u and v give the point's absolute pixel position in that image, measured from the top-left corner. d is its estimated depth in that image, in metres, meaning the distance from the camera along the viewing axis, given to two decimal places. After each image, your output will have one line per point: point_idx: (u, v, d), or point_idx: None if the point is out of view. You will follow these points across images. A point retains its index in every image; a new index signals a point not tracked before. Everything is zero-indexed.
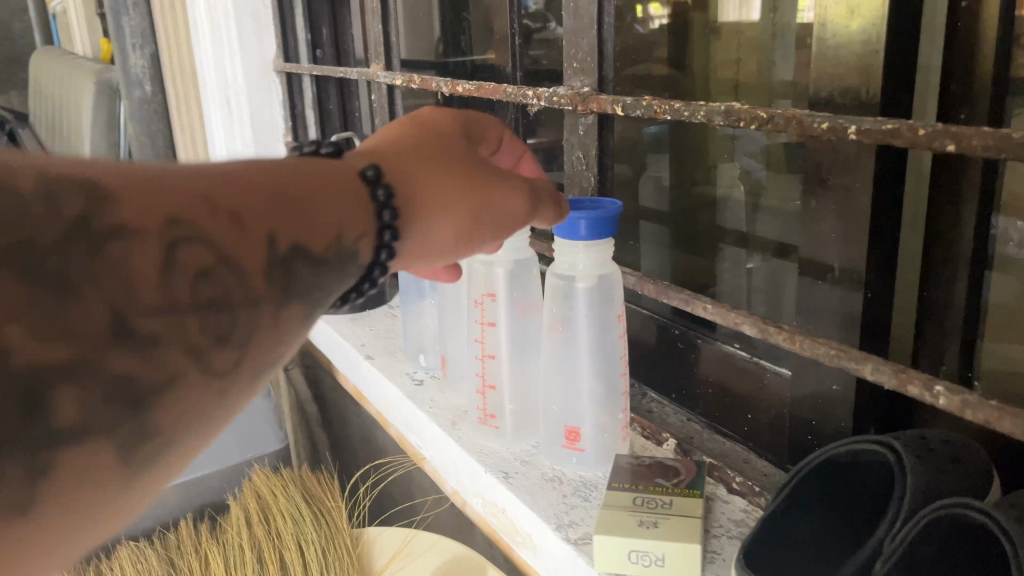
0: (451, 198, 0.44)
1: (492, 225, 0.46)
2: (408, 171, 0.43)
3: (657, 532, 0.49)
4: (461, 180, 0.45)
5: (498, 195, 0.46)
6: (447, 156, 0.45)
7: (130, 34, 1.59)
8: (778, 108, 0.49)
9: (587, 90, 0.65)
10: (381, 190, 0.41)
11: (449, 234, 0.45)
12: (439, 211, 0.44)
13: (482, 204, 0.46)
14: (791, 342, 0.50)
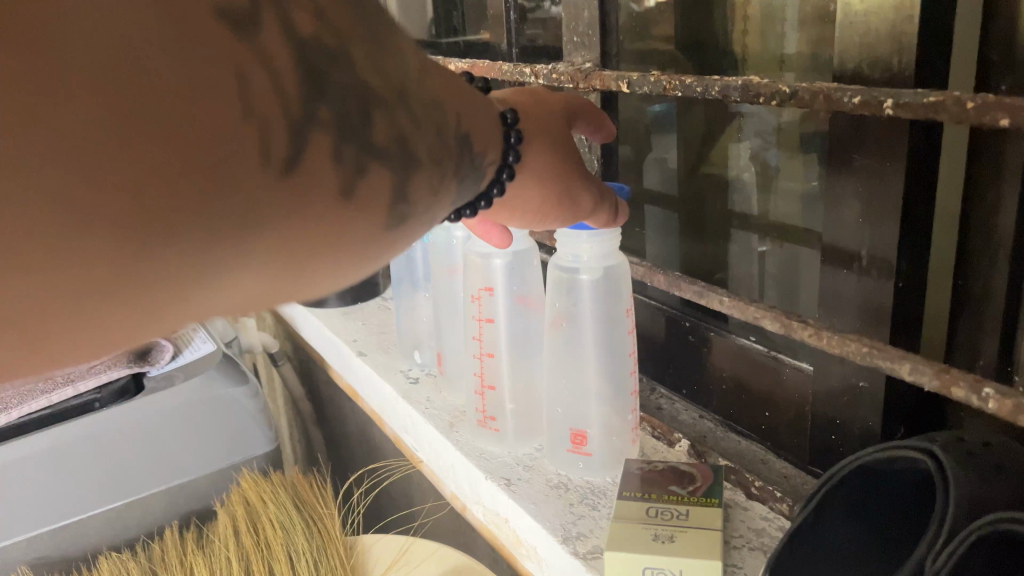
0: (549, 173, 0.43)
1: (568, 211, 0.44)
2: (533, 131, 0.42)
3: (673, 548, 0.45)
4: (558, 155, 0.43)
5: (579, 183, 0.44)
6: (554, 128, 0.44)
7: None
8: (802, 82, 0.45)
9: (588, 66, 0.61)
10: (513, 146, 0.40)
11: (524, 209, 0.43)
12: (536, 184, 0.42)
13: (566, 187, 0.44)
14: (818, 339, 0.46)
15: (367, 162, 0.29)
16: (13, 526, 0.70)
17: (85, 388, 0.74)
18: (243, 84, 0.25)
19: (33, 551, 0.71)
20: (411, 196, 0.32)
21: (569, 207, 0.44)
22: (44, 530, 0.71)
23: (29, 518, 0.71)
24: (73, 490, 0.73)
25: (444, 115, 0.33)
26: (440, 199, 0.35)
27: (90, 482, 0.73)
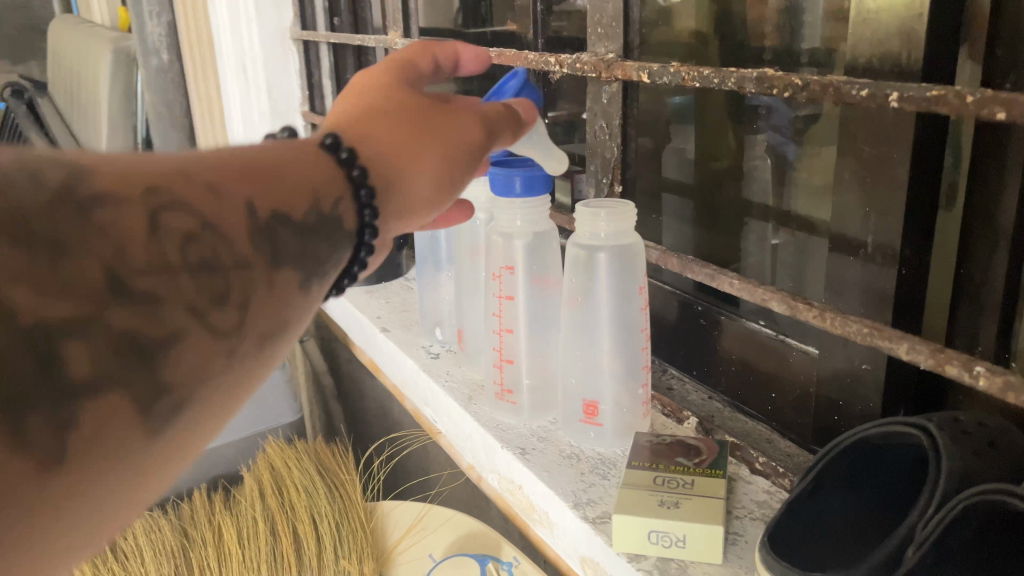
0: (424, 164, 0.44)
1: (466, 155, 0.46)
2: (377, 133, 0.43)
3: (678, 513, 0.48)
4: (432, 136, 0.44)
5: (457, 130, 0.45)
6: (416, 108, 0.44)
7: (146, 2, 1.57)
8: (813, 75, 0.47)
9: (611, 56, 0.63)
10: (349, 159, 0.40)
11: (433, 190, 0.44)
12: (418, 170, 0.44)
13: (454, 150, 0.45)
14: (822, 320, 0.48)
15: (245, 260, 0.33)
16: None
17: None
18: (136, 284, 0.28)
19: None
20: (282, 250, 0.35)
21: (465, 150, 0.46)
22: None
23: None
24: None
25: (274, 185, 0.35)
26: (329, 248, 0.38)
27: None
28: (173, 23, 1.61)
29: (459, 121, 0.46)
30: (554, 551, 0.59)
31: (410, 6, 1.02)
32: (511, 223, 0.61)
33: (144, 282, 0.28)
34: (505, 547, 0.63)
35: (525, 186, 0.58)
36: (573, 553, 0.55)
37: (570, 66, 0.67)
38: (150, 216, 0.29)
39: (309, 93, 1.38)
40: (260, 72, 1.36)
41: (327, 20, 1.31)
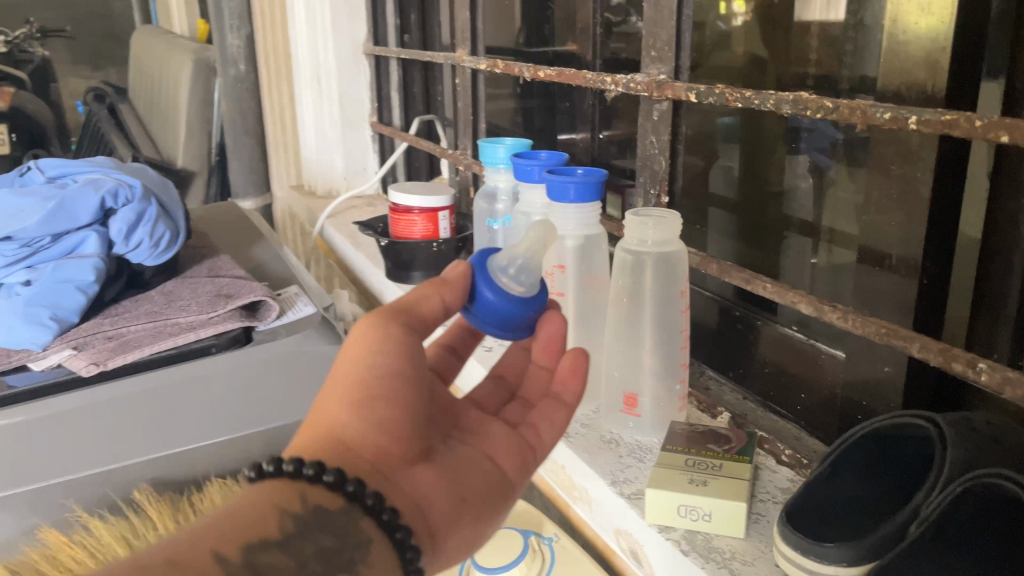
0: (355, 421, 0.44)
1: (388, 367, 0.44)
2: (309, 438, 0.44)
3: (706, 489, 0.53)
4: (340, 392, 0.44)
5: (350, 363, 0.45)
6: (324, 387, 0.46)
7: (228, 15, 1.67)
8: (844, 99, 0.52)
9: (663, 77, 0.69)
10: (276, 467, 0.42)
11: (391, 424, 0.44)
12: (358, 428, 0.44)
13: (361, 387, 0.44)
14: (844, 321, 0.53)
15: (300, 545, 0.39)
16: (134, 448, 0.80)
17: (206, 334, 0.88)
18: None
19: (148, 472, 0.81)
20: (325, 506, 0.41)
21: (384, 360, 0.44)
22: (160, 455, 0.81)
23: (148, 443, 0.81)
24: (184, 423, 0.83)
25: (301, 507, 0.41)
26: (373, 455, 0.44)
27: (198, 418, 0.83)
28: (250, 35, 1.71)
29: (348, 350, 0.45)
30: (592, 526, 0.65)
31: (478, 26, 1.08)
32: (565, 227, 0.65)
33: (263, 557, 0.38)
34: (546, 525, 0.69)
35: (577, 194, 0.62)
36: (610, 526, 0.60)
37: (625, 85, 0.73)
38: (214, 556, 0.36)
39: (377, 105, 1.47)
40: (333, 83, 1.45)
41: (397, 37, 1.38)
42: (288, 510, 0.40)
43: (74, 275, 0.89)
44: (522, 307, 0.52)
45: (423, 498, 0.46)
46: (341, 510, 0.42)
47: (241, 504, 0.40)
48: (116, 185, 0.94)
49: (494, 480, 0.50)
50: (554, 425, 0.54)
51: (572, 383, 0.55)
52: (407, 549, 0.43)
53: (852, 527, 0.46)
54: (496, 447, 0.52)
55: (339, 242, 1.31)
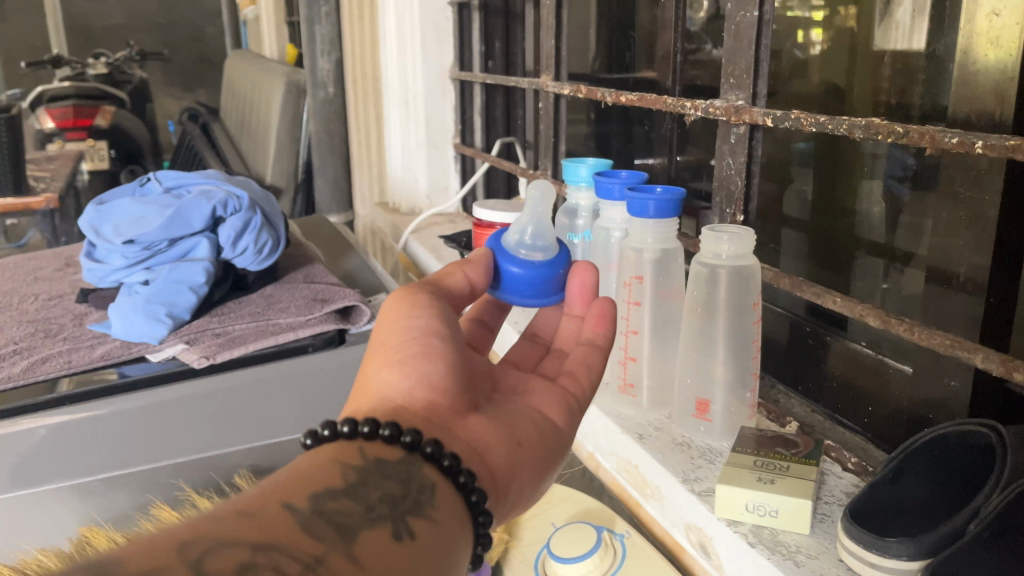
0: (400, 381, 0.50)
1: (422, 326, 0.51)
2: (361, 403, 0.50)
3: (773, 487, 0.56)
4: (380, 358, 0.51)
5: (386, 330, 0.52)
6: (366, 362, 0.52)
7: (320, 41, 1.77)
8: (914, 125, 0.55)
9: (741, 103, 0.73)
10: (332, 430, 0.46)
11: (432, 376, 0.50)
12: (404, 386, 0.49)
13: (398, 347, 0.51)
14: (910, 334, 0.56)
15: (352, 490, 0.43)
16: (238, 435, 0.87)
17: (303, 334, 0.98)
18: (285, 535, 0.38)
19: (249, 458, 0.88)
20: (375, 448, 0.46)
21: (416, 321, 0.51)
22: (263, 442, 0.89)
23: (250, 431, 0.88)
24: (281, 415, 0.90)
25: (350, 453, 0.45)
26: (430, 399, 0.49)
27: (294, 411, 0.91)
28: (340, 60, 1.81)
29: (383, 320, 0.52)
30: (661, 524, 0.70)
31: (562, 53, 1.14)
32: (643, 241, 0.69)
33: (330, 504, 0.41)
34: (619, 521, 0.73)
35: (656, 210, 0.66)
36: (681, 522, 0.64)
37: (705, 110, 0.77)
38: (281, 506, 0.40)
39: (461, 127, 1.53)
40: (420, 106, 1.52)
41: (481, 62, 1.45)
42: (350, 463, 0.45)
43: (186, 277, 0.98)
44: (554, 269, 0.60)
45: (481, 445, 0.50)
46: (401, 461, 0.46)
47: (303, 464, 0.45)
48: (227, 196, 1.02)
49: (542, 426, 0.55)
50: (590, 368, 0.60)
51: (599, 328, 0.61)
52: (470, 490, 0.47)
53: (914, 523, 0.49)
54: (541, 401, 0.57)
55: (422, 256, 1.38)
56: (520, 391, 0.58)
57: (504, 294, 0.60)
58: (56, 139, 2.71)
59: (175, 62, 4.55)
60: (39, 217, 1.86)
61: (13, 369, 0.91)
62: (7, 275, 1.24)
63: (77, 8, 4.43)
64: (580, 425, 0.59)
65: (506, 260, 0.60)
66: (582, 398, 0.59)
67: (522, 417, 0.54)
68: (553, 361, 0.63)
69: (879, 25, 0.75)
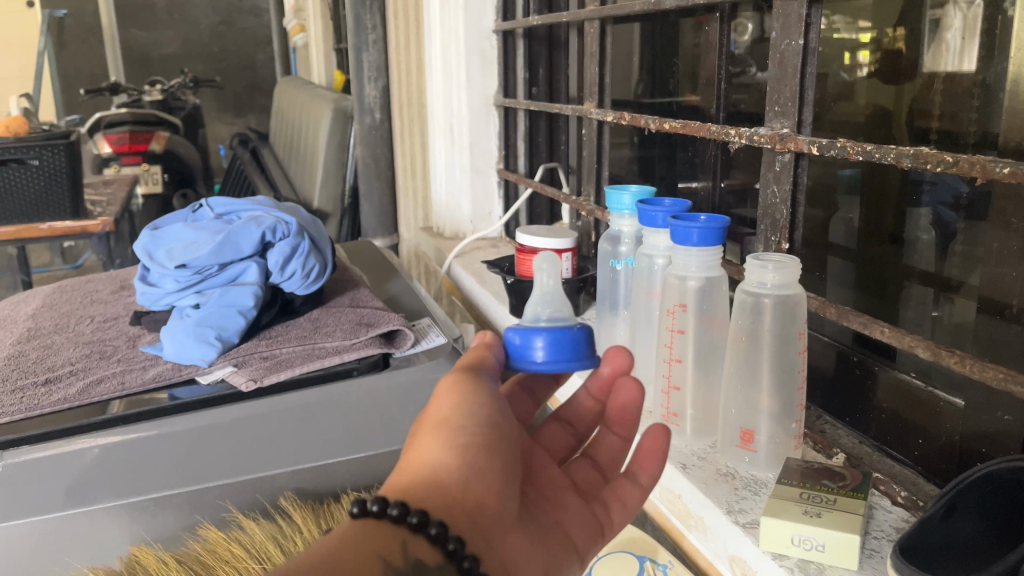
0: (457, 468, 0.47)
1: (484, 416, 0.49)
2: (405, 477, 0.47)
3: (820, 521, 0.55)
4: (436, 433, 0.48)
5: (446, 405, 0.49)
6: (416, 431, 0.49)
7: (367, 68, 1.80)
8: (964, 154, 0.55)
9: (786, 131, 0.73)
10: (380, 508, 0.44)
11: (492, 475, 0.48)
12: (461, 474, 0.46)
13: (459, 431, 0.48)
14: (962, 366, 0.55)
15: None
16: (281, 458, 0.88)
17: (349, 359, 0.99)
18: None
19: (295, 480, 0.89)
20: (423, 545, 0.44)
21: (480, 408, 0.49)
22: (304, 466, 0.89)
23: (294, 453, 0.89)
24: (324, 440, 0.91)
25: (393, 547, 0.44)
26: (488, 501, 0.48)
27: (337, 435, 0.92)
28: (386, 87, 1.84)
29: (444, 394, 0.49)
30: (704, 555, 0.69)
31: (605, 80, 1.14)
32: (687, 268, 0.70)
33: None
34: (662, 551, 0.72)
35: (700, 238, 0.66)
36: (725, 553, 0.64)
37: (749, 138, 0.77)
38: None
39: (505, 153, 1.55)
40: (464, 132, 1.54)
41: (525, 90, 1.46)
42: (391, 563, 0.43)
43: (236, 300, 1.01)
44: (581, 331, 0.58)
45: (507, 565, 0.49)
46: (438, 568, 0.45)
47: (358, 549, 0.42)
48: (275, 222, 1.05)
49: (569, 549, 0.55)
50: (625, 506, 0.59)
51: (649, 466, 0.60)
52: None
53: (967, 564, 0.48)
54: (570, 520, 0.56)
55: (465, 280, 1.39)
56: (555, 505, 0.57)
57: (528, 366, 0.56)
58: (112, 164, 2.82)
59: (226, 89, 4.66)
60: (95, 240, 1.91)
61: (69, 390, 0.93)
62: (64, 297, 1.28)
63: (134, 38, 4.58)
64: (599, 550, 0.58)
65: (525, 334, 0.56)
66: (608, 528, 0.59)
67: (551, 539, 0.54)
68: (586, 471, 0.62)
69: (929, 48, 0.73)
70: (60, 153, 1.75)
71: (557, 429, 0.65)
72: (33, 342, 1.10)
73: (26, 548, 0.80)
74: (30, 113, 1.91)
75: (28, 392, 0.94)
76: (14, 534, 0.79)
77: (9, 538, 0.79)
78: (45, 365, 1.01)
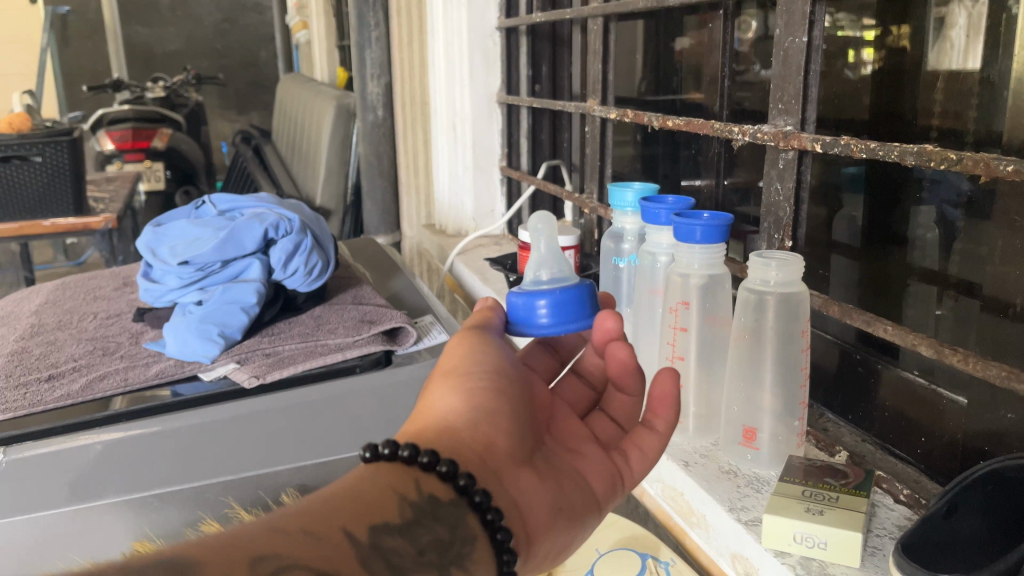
0: (465, 411, 0.53)
1: (490, 366, 0.55)
2: (421, 424, 0.53)
3: (823, 519, 0.55)
4: (446, 384, 0.55)
5: (454, 359, 0.56)
6: (429, 386, 0.56)
7: (370, 65, 1.80)
8: (968, 152, 0.54)
9: (789, 129, 0.72)
10: (392, 450, 0.49)
11: (496, 414, 0.53)
12: (468, 416, 0.52)
13: (467, 377, 0.54)
14: (965, 364, 0.55)
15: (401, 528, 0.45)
16: (286, 455, 0.88)
17: (352, 355, 1.00)
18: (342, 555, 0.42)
19: (297, 477, 0.88)
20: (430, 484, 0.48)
21: (484, 359, 0.55)
22: (309, 462, 0.89)
23: (299, 450, 0.89)
24: (327, 438, 0.91)
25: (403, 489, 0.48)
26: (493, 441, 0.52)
27: (341, 433, 0.92)
28: (389, 84, 1.84)
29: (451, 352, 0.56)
30: (706, 553, 0.69)
31: (609, 77, 1.14)
32: (690, 266, 0.70)
33: (386, 540, 0.44)
34: (664, 549, 0.72)
35: (704, 235, 0.66)
36: (727, 551, 0.64)
37: (752, 135, 0.77)
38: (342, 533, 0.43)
39: (507, 150, 1.54)
40: (467, 130, 1.54)
41: (528, 87, 1.45)
42: (407, 497, 0.47)
43: (239, 297, 1.01)
44: (582, 292, 0.61)
45: (523, 503, 0.53)
46: (451, 503, 0.49)
47: (373, 485, 0.47)
48: (278, 219, 1.05)
49: (588, 497, 0.57)
50: (646, 455, 0.60)
51: (663, 414, 0.59)
52: (496, 529, 0.49)
53: (971, 561, 0.48)
54: (588, 467, 0.58)
55: (468, 277, 1.39)
56: (573, 452, 0.59)
57: (534, 329, 0.60)
58: (115, 160, 2.82)
59: (228, 86, 4.66)
60: (98, 237, 1.91)
61: (72, 386, 0.93)
62: (68, 294, 1.28)
63: (137, 35, 4.58)
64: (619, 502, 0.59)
65: (531, 296, 0.60)
66: (629, 477, 0.60)
67: (568, 481, 0.56)
68: (606, 425, 0.64)
69: (933, 45, 0.72)
70: (63, 150, 1.76)
71: (579, 385, 0.67)
72: (37, 338, 1.10)
73: (30, 543, 0.81)
74: (33, 109, 1.91)
75: (32, 388, 0.94)
76: (19, 528, 0.80)
77: (13, 533, 0.80)
78: (48, 361, 1.02)
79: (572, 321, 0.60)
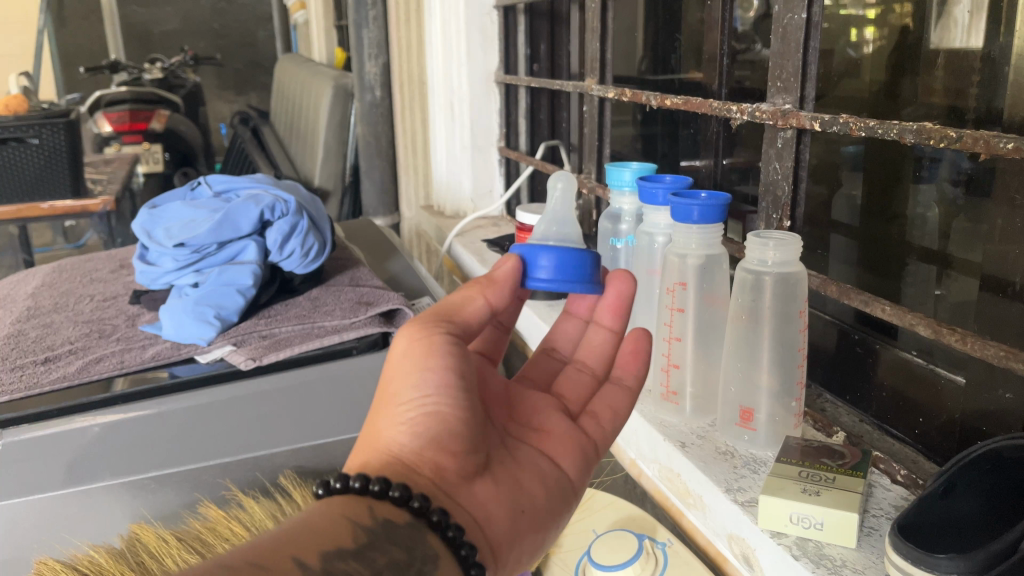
0: (411, 441, 0.50)
1: (436, 382, 0.50)
2: (369, 457, 0.50)
3: (818, 499, 0.55)
4: (391, 407, 0.51)
5: (400, 378, 0.51)
6: (378, 407, 0.52)
7: (367, 45, 1.78)
8: (968, 129, 0.54)
9: (788, 106, 0.72)
10: (344, 484, 0.48)
11: (444, 438, 0.50)
12: (415, 447, 0.49)
13: (409, 407, 0.50)
14: (962, 343, 0.55)
15: (358, 554, 0.44)
16: (283, 436, 0.89)
17: (349, 338, 0.99)
18: None
19: (295, 459, 0.89)
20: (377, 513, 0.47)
21: (429, 376, 0.50)
22: (304, 445, 0.89)
23: (295, 431, 0.89)
24: (320, 420, 0.91)
25: (359, 515, 0.46)
26: (453, 461, 0.50)
27: (336, 415, 0.92)
28: (387, 64, 1.82)
29: (399, 368, 0.51)
30: (703, 534, 0.69)
31: (608, 56, 1.13)
32: (688, 246, 0.69)
33: (339, 565, 0.43)
34: (660, 530, 0.73)
35: (701, 216, 0.65)
36: (723, 531, 0.64)
37: (751, 113, 0.76)
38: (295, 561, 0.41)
39: (506, 130, 1.54)
40: (465, 109, 1.53)
41: (526, 66, 1.43)
42: (360, 522, 0.46)
43: (235, 279, 1.01)
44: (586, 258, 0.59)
45: (484, 515, 0.52)
46: (407, 524, 0.48)
47: (329, 516, 0.46)
48: (274, 200, 1.05)
49: (556, 491, 0.57)
50: (617, 415, 0.62)
51: (632, 367, 0.64)
52: (459, 545, 0.48)
53: (966, 542, 0.47)
54: (556, 447, 0.58)
55: (467, 260, 1.37)
56: (540, 429, 0.59)
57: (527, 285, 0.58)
58: (113, 143, 2.80)
59: (227, 66, 4.64)
60: (96, 219, 1.90)
61: (68, 369, 0.93)
62: (65, 275, 1.28)
63: (136, 16, 4.55)
64: (590, 471, 0.60)
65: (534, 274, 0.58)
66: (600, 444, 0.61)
67: (532, 474, 0.56)
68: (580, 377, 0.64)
69: (936, 25, 0.71)
70: (60, 131, 1.74)
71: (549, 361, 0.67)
72: (33, 320, 1.10)
73: (25, 526, 0.80)
74: (31, 91, 1.89)
75: (28, 370, 0.94)
76: (17, 513, 0.80)
77: (10, 518, 0.79)
78: (45, 344, 1.01)
79: (553, 252, 0.58)
